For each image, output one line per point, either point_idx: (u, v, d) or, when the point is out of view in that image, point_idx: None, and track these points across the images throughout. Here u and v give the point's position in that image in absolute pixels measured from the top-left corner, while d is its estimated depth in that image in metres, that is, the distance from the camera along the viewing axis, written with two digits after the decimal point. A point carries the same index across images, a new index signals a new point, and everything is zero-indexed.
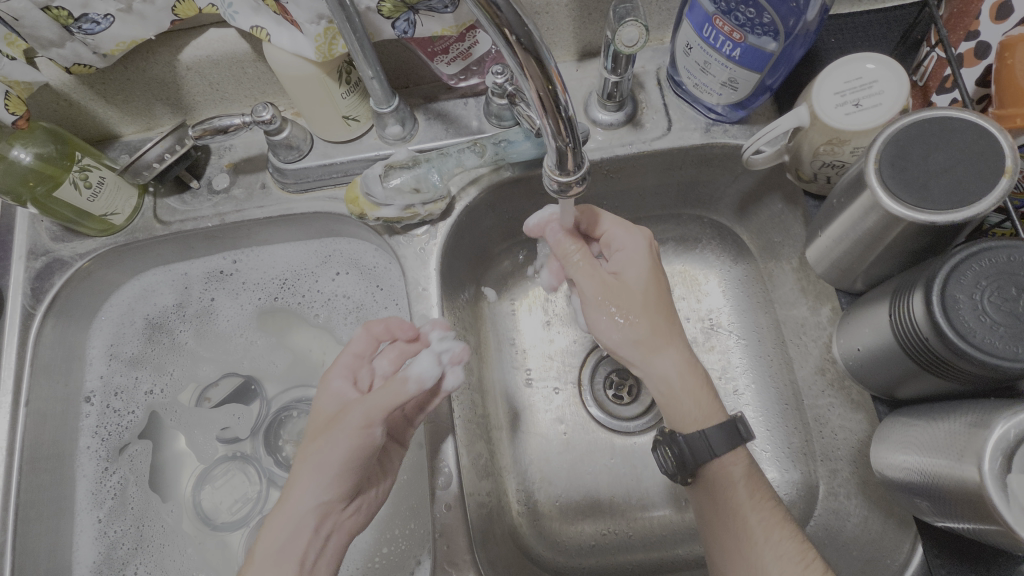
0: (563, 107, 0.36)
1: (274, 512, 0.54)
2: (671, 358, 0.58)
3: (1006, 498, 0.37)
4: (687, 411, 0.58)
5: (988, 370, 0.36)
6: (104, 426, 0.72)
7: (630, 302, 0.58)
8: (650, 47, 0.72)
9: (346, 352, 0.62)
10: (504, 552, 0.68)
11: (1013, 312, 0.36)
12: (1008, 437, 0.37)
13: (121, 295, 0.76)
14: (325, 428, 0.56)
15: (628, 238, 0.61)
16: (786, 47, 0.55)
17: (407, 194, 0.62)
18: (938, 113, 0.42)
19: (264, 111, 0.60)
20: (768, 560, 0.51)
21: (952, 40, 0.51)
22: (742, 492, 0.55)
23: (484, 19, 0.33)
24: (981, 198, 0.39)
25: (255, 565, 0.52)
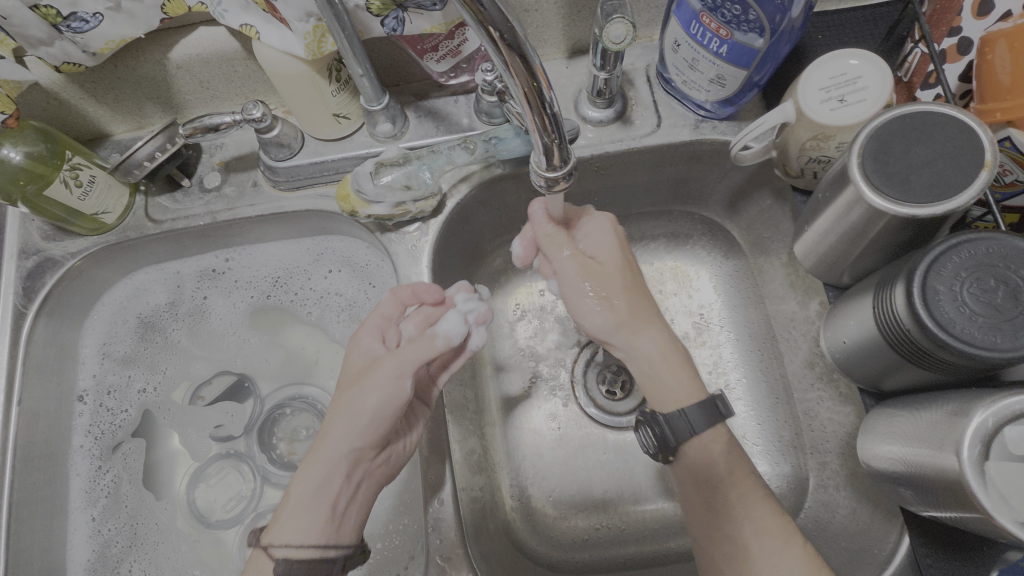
0: (548, 104, 0.36)
1: (306, 460, 0.53)
2: (653, 339, 0.59)
3: (984, 485, 0.37)
4: (669, 391, 0.58)
5: (967, 360, 0.37)
6: (97, 425, 0.72)
7: (608, 283, 0.60)
8: (639, 45, 0.72)
9: (374, 314, 0.62)
10: (497, 547, 0.69)
11: (992, 303, 0.37)
12: (987, 425, 0.38)
13: (113, 295, 0.76)
14: (358, 378, 0.56)
15: (596, 227, 0.62)
16: (772, 43, 0.56)
17: (398, 191, 0.62)
18: (920, 108, 0.42)
19: (254, 110, 0.61)
20: (747, 533, 0.52)
21: (935, 36, 0.52)
22: (721, 467, 0.55)
23: (468, 16, 0.33)
24: (961, 192, 0.40)
25: (288, 507, 0.52)
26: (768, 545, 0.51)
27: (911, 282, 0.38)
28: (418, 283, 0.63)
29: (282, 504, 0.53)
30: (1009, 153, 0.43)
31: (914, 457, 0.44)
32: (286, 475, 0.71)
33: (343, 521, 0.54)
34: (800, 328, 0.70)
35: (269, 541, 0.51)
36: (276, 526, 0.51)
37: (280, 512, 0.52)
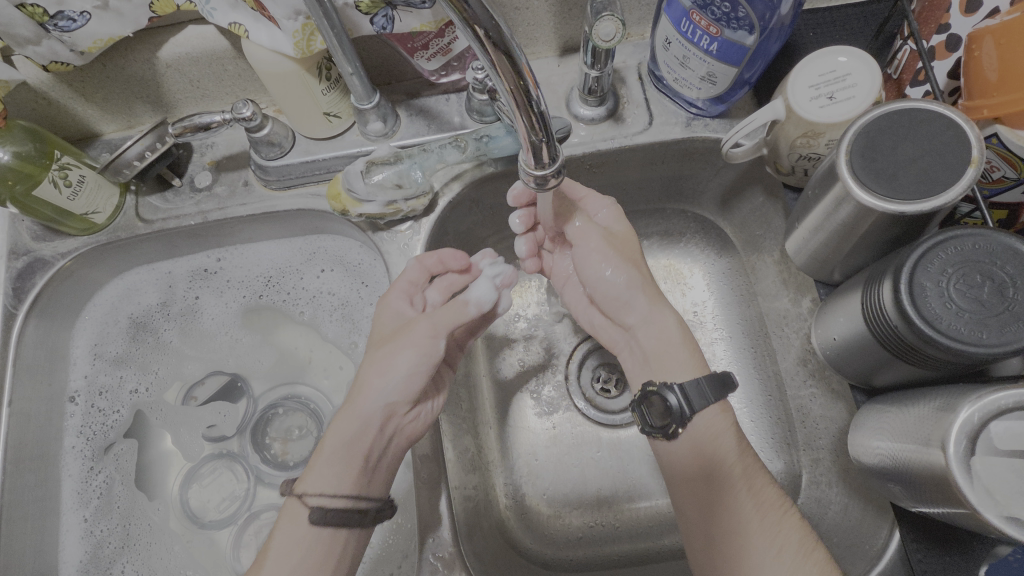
0: (535, 103, 0.36)
1: (340, 415, 0.57)
2: (670, 311, 0.62)
3: (971, 480, 0.37)
4: (684, 360, 0.60)
5: (954, 356, 0.37)
6: (89, 426, 0.72)
7: (631, 253, 0.64)
8: (631, 43, 0.72)
9: (401, 280, 0.64)
10: (491, 545, 0.69)
11: (978, 299, 0.37)
12: (972, 420, 0.38)
13: (105, 295, 0.76)
14: (390, 340, 0.60)
15: (598, 205, 0.65)
16: (762, 41, 0.56)
17: (389, 190, 0.62)
18: (908, 105, 0.42)
19: (244, 109, 0.61)
20: (749, 507, 0.52)
21: (925, 33, 0.52)
22: (726, 439, 0.55)
23: (454, 15, 0.33)
24: (948, 188, 0.40)
25: (324, 456, 0.56)
26: (768, 517, 0.51)
27: (898, 278, 0.38)
28: (443, 250, 0.66)
29: (316, 455, 0.56)
30: (997, 149, 0.44)
31: (901, 452, 0.44)
32: (280, 475, 0.71)
33: (374, 472, 0.58)
34: (792, 325, 0.70)
35: (304, 490, 0.54)
36: (310, 475, 0.55)
37: (315, 462, 0.56)
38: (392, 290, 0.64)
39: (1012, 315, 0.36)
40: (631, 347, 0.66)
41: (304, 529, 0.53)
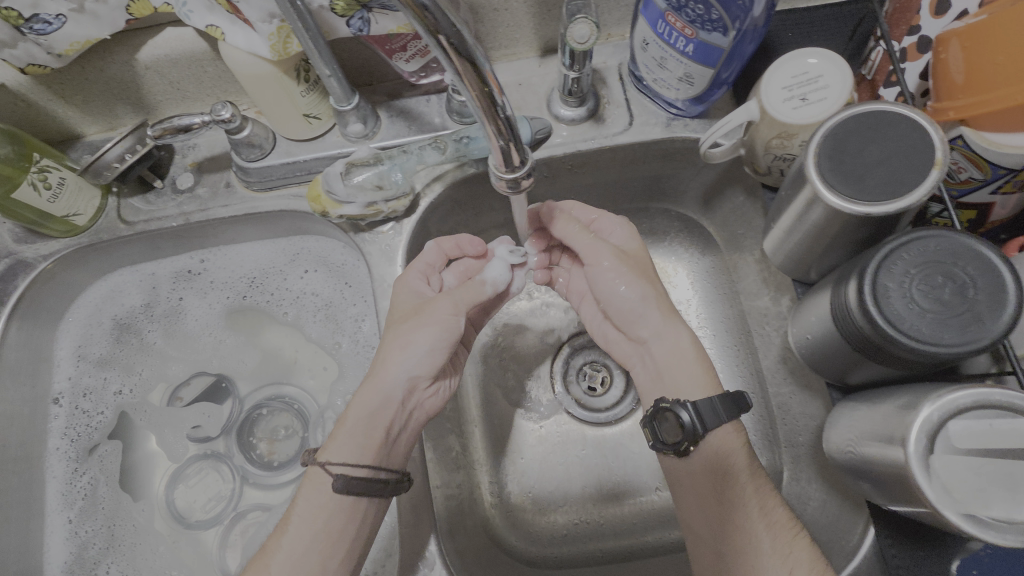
0: (500, 107, 0.36)
1: (364, 387, 0.59)
2: (685, 325, 0.61)
3: (930, 478, 0.37)
4: (696, 377, 0.59)
5: (916, 356, 0.37)
6: (73, 428, 0.72)
7: (646, 268, 0.63)
8: (611, 43, 0.72)
9: (418, 261, 0.66)
10: (474, 544, 0.69)
11: (940, 299, 0.37)
12: (933, 419, 0.38)
13: (88, 296, 0.76)
14: (411, 314, 0.61)
15: (614, 225, 0.65)
16: (736, 42, 0.56)
17: (369, 192, 0.62)
18: (875, 107, 0.43)
19: (222, 111, 0.61)
20: (758, 526, 0.51)
21: (896, 34, 0.52)
22: (739, 459, 0.55)
23: (417, 26, 0.33)
24: (913, 190, 0.41)
25: (347, 426, 0.58)
26: (780, 538, 0.50)
27: (862, 278, 0.39)
28: (461, 236, 0.69)
29: (340, 425, 0.58)
30: (963, 151, 0.44)
31: (870, 451, 0.45)
32: (265, 475, 0.71)
33: (394, 444, 0.59)
34: (773, 324, 0.70)
35: (328, 458, 0.57)
36: (334, 445, 0.57)
37: (338, 432, 0.58)
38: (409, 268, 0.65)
39: (972, 314, 0.37)
40: (642, 360, 0.64)
41: (328, 495, 0.56)
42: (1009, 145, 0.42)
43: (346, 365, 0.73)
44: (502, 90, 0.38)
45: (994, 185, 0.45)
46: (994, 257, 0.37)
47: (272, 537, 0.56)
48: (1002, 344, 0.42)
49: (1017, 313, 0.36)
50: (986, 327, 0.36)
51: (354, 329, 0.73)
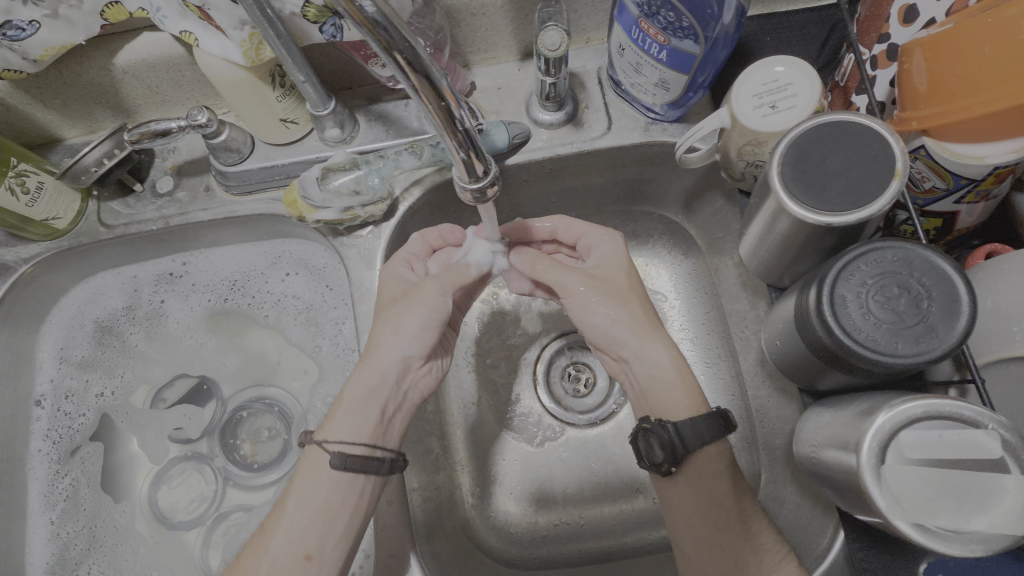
0: (459, 122, 0.37)
1: (357, 369, 0.60)
2: (663, 342, 0.60)
3: (880, 487, 0.38)
4: (678, 396, 0.58)
5: (872, 366, 0.38)
6: (55, 430, 0.72)
7: (619, 286, 0.61)
8: (591, 47, 0.73)
9: (403, 250, 0.66)
10: (452, 545, 0.69)
11: (895, 310, 0.38)
12: (885, 428, 0.39)
13: (71, 299, 0.76)
14: (401, 299, 0.62)
15: (601, 241, 0.64)
16: (708, 49, 0.56)
17: (345, 197, 0.62)
18: (838, 117, 0.43)
19: (199, 115, 0.61)
20: (747, 550, 0.53)
21: (866, 42, 0.52)
22: (726, 481, 0.55)
23: (373, 44, 0.33)
24: (872, 201, 0.41)
25: (343, 408, 0.59)
26: (767, 562, 0.52)
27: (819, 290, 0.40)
28: (442, 225, 0.68)
29: (335, 405, 0.59)
30: (926, 160, 0.45)
31: (832, 458, 0.45)
32: (247, 476, 0.71)
33: (391, 423, 0.60)
34: (752, 327, 0.71)
35: (324, 437, 0.58)
36: (330, 424, 0.59)
37: (335, 412, 0.59)
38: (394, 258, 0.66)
39: (926, 325, 0.37)
40: (625, 379, 0.63)
41: (326, 472, 0.57)
42: (969, 155, 0.43)
43: (327, 367, 0.73)
44: (461, 103, 0.38)
45: (957, 195, 0.46)
46: (949, 267, 0.38)
47: (272, 515, 0.57)
48: (962, 353, 0.43)
49: (970, 320, 0.37)
50: (940, 336, 0.37)
51: (335, 332, 0.74)
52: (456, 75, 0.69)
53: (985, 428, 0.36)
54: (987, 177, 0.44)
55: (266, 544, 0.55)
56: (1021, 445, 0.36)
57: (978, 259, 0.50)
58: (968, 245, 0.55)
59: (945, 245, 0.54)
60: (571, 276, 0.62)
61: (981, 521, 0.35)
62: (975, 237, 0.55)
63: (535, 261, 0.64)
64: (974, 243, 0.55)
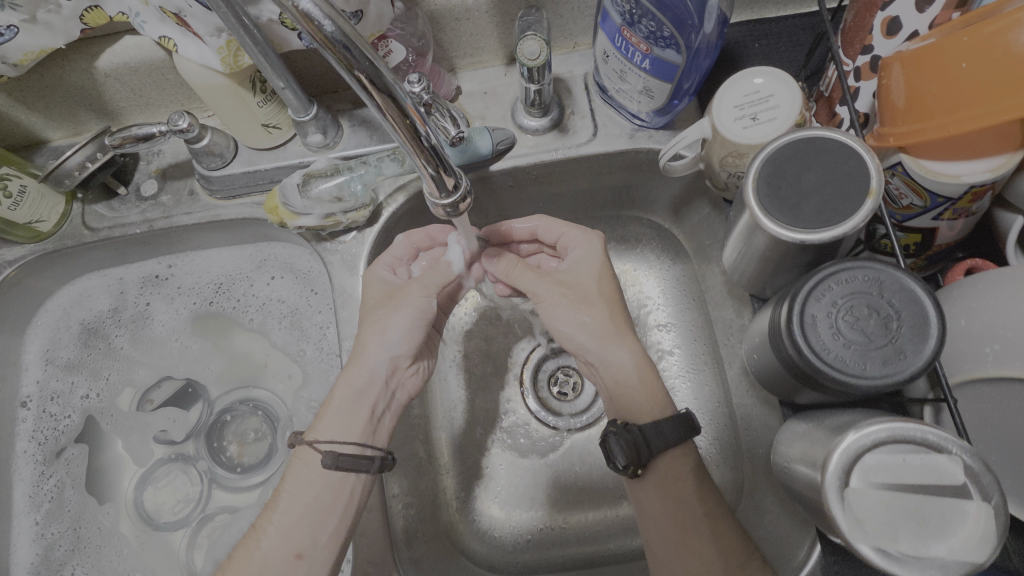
0: (424, 137, 0.37)
1: (345, 371, 0.60)
2: (627, 347, 0.59)
3: (844, 509, 0.38)
4: (645, 401, 0.58)
5: (840, 385, 0.40)
6: (40, 431, 0.73)
7: (584, 291, 0.60)
8: (578, 52, 0.72)
9: (387, 253, 0.66)
10: (432, 551, 0.69)
11: (863, 330, 0.41)
12: (849, 454, 0.39)
13: (56, 300, 0.76)
14: (387, 301, 0.61)
15: (581, 241, 0.63)
16: (690, 58, 0.56)
17: (327, 203, 0.62)
18: (814, 134, 0.46)
19: (180, 120, 0.61)
20: (713, 551, 0.54)
21: (851, 53, 0.52)
22: (691, 483, 0.56)
23: (337, 66, 0.34)
24: (845, 220, 0.44)
25: (333, 407, 0.59)
26: (734, 562, 0.53)
27: (789, 308, 0.42)
28: (431, 226, 0.68)
29: (325, 406, 0.59)
30: (902, 177, 0.46)
31: (806, 473, 0.45)
32: (232, 477, 0.72)
33: (380, 422, 0.60)
34: (737, 335, 0.70)
35: (314, 437, 0.58)
36: (320, 424, 0.59)
37: (323, 413, 0.59)
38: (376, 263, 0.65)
39: (894, 347, 0.40)
40: (592, 382, 0.63)
41: (317, 471, 0.57)
42: (944, 173, 0.43)
43: (310, 371, 0.73)
44: (428, 121, 0.39)
45: (935, 212, 0.47)
46: (918, 289, 0.41)
47: (264, 514, 0.57)
48: (936, 370, 0.43)
49: (938, 343, 0.39)
50: (907, 359, 0.39)
51: (319, 336, 0.74)
52: (440, 79, 0.68)
53: (949, 452, 0.37)
54: (963, 196, 0.44)
55: (258, 542, 0.56)
56: (983, 471, 0.37)
57: (958, 274, 0.49)
58: (952, 257, 0.54)
59: (923, 262, 0.53)
60: (536, 286, 0.62)
61: (941, 547, 0.37)
62: (959, 249, 0.54)
63: (512, 263, 0.64)
64: (959, 255, 0.54)
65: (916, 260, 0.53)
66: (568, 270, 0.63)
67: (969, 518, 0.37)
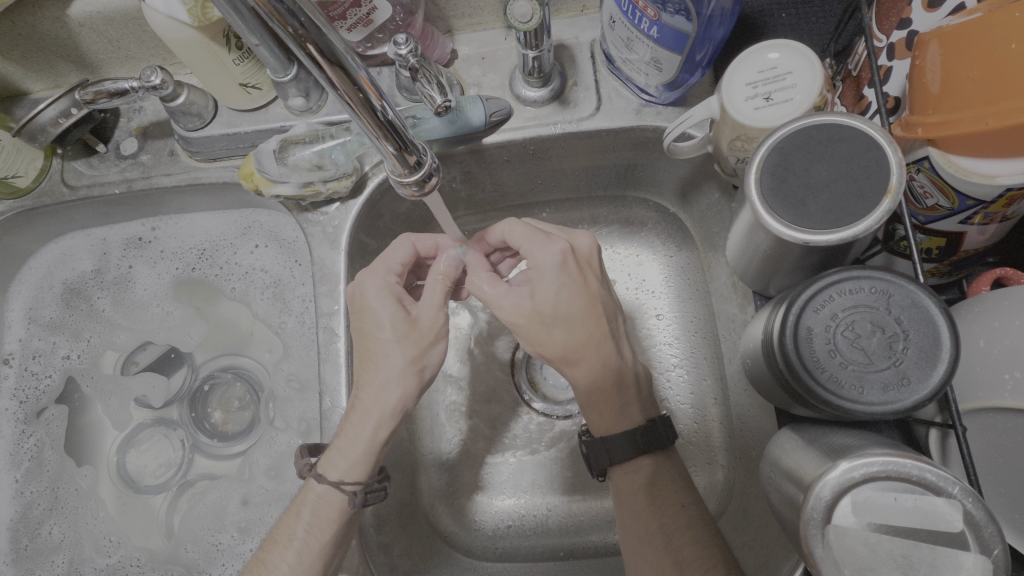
0: (380, 113, 0.36)
1: (376, 414, 0.55)
2: (583, 370, 0.55)
3: (823, 546, 0.36)
4: (603, 413, 0.57)
5: (830, 408, 0.39)
6: (22, 389, 0.72)
7: (537, 323, 0.54)
8: (586, 17, 0.66)
9: (393, 262, 0.58)
10: (406, 535, 0.66)
11: (863, 348, 0.39)
12: (837, 485, 0.36)
13: (40, 259, 0.75)
14: (407, 334, 0.55)
15: (545, 255, 0.54)
16: (702, 27, 0.51)
17: (305, 171, 0.60)
18: (830, 120, 0.43)
19: (152, 76, 0.57)
20: (668, 565, 0.52)
21: (885, 27, 0.45)
22: (641, 496, 0.56)
23: (282, 33, 0.32)
24: (856, 221, 0.41)
25: (359, 444, 0.56)
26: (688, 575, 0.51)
27: (784, 317, 0.41)
28: (441, 238, 0.62)
29: (344, 442, 0.56)
30: (929, 174, 0.41)
31: (792, 493, 0.41)
32: (211, 445, 0.70)
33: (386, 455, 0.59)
34: (739, 331, 0.65)
35: (340, 478, 0.56)
36: (344, 463, 0.56)
37: (350, 456, 0.56)
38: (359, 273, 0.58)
39: (897, 371, 0.38)
40: None
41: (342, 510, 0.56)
42: (976, 172, 0.39)
43: (291, 345, 0.71)
44: (385, 95, 0.37)
45: (963, 215, 0.42)
46: (932, 308, 0.39)
47: (272, 549, 0.56)
48: (945, 395, 0.40)
49: (947, 370, 0.38)
50: (911, 385, 0.38)
51: (302, 309, 0.71)
52: (433, 41, 0.64)
53: (948, 495, 0.35)
54: (996, 200, 0.39)
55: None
56: (985, 521, 0.34)
57: (985, 285, 0.44)
58: (982, 263, 0.49)
59: (949, 267, 0.48)
60: (498, 314, 0.56)
61: None
62: (990, 255, 0.49)
63: (483, 279, 0.56)
64: (988, 261, 0.49)
65: (937, 265, 0.48)
66: (526, 291, 0.54)
67: (962, 571, 0.34)
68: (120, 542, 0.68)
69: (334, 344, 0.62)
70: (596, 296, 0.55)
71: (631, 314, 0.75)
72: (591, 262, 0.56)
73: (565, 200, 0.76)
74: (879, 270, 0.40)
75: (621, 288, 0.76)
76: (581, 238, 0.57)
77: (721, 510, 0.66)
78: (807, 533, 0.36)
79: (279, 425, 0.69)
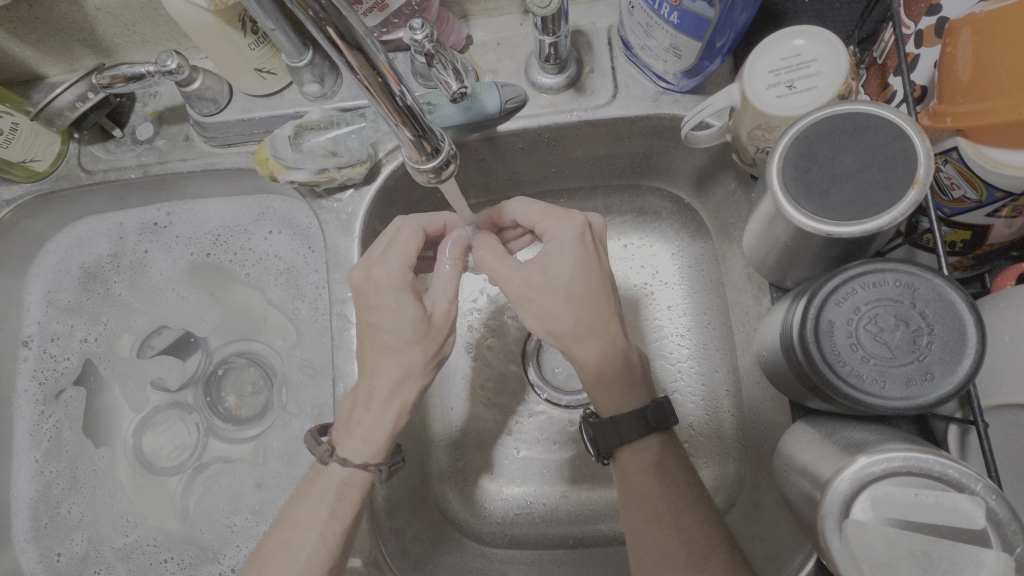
0: (397, 97, 0.35)
1: (398, 405, 0.56)
2: (595, 347, 0.55)
3: (840, 541, 0.36)
4: (609, 394, 0.56)
5: (851, 403, 0.39)
6: (41, 371, 0.73)
7: (552, 297, 0.53)
8: (604, 2, 0.65)
9: (407, 252, 0.54)
10: (417, 520, 0.67)
11: (886, 343, 0.39)
12: (857, 482, 0.36)
13: (57, 243, 0.75)
14: (425, 332, 0.54)
15: (563, 233, 0.54)
16: (724, 13, 0.50)
17: (319, 158, 0.60)
18: (856, 108, 0.42)
19: (168, 61, 0.57)
20: (677, 544, 0.52)
21: (913, 13, 0.44)
22: (651, 477, 0.55)
23: (302, 16, 0.31)
24: (882, 213, 0.40)
25: (377, 435, 0.57)
26: (696, 557, 0.52)
27: (806, 310, 0.40)
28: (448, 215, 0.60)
29: (367, 433, 0.57)
30: (956, 165, 0.40)
31: (807, 488, 0.41)
32: (224, 429, 0.71)
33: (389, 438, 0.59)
34: (753, 323, 0.64)
35: (365, 462, 0.58)
36: (368, 450, 0.57)
37: (373, 444, 0.57)
38: (366, 262, 0.55)
39: (921, 366, 0.38)
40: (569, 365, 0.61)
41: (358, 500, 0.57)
42: (1007, 164, 0.38)
43: (304, 331, 0.71)
44: (404, 79, 0.37)
45: (989, 208, 0.41)
46: (958, 303, 0.38)
47: (282, 535, 0.56)
48: (967, 392, 0.39)
49: (972, 366, 0.37)
50: (936, 381, 0.38)
51: (315, 296, 0.72)
52: (448, 26, 0.63)
53: (970, 491, 0.35)
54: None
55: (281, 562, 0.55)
56: (1008, 518, 0.34)
57: (1009, 280, 0.43)
58: (1005, 258, 0.48)
59: (972, 260, 0.47)
60: (504, 286, 0.55)
61: None
62: (1015, 248, 0.48)
63: (492, 254, 0.55)
64: (1013, 255, 0.48)
65: (961, 258, 0.47)
66: (541, 265, 0.54)
67: (983, 568, 0.34)
68: (137, 521, 0.69)
69: (347, 330, 0.62)
70: (605, 273, 0.55)
71: (643, 304, 0.74)
72: (606, 241, 0.56)
73: (579, 189, 0.76)
74: (902, 262, 0.40)
75: (633, 277, 0.75)
76: (595, 216, 0.57)
77: (730, 502, 0.66)
78: (824, 527, 0.36)
79: (292, 410, 0.70)
